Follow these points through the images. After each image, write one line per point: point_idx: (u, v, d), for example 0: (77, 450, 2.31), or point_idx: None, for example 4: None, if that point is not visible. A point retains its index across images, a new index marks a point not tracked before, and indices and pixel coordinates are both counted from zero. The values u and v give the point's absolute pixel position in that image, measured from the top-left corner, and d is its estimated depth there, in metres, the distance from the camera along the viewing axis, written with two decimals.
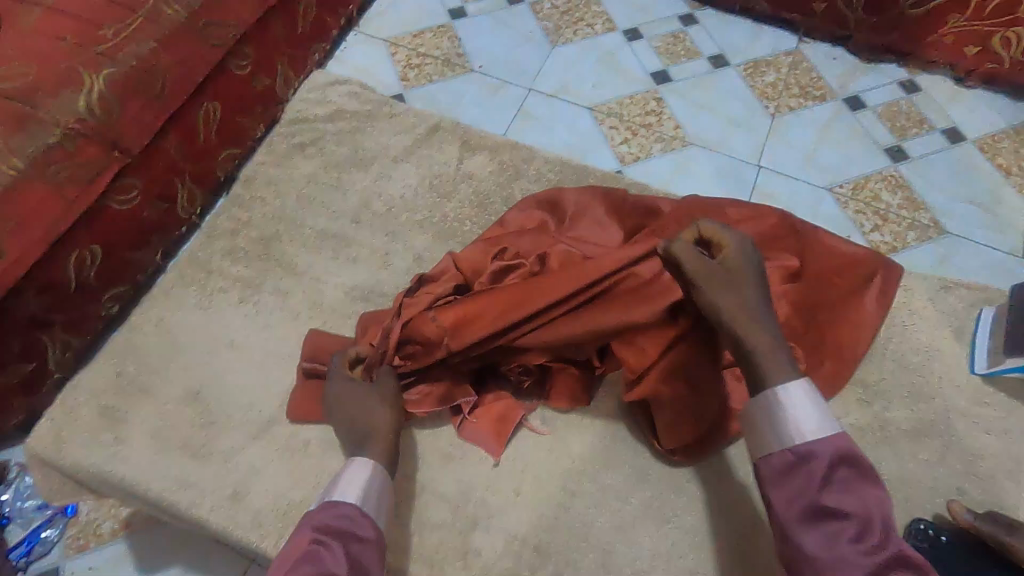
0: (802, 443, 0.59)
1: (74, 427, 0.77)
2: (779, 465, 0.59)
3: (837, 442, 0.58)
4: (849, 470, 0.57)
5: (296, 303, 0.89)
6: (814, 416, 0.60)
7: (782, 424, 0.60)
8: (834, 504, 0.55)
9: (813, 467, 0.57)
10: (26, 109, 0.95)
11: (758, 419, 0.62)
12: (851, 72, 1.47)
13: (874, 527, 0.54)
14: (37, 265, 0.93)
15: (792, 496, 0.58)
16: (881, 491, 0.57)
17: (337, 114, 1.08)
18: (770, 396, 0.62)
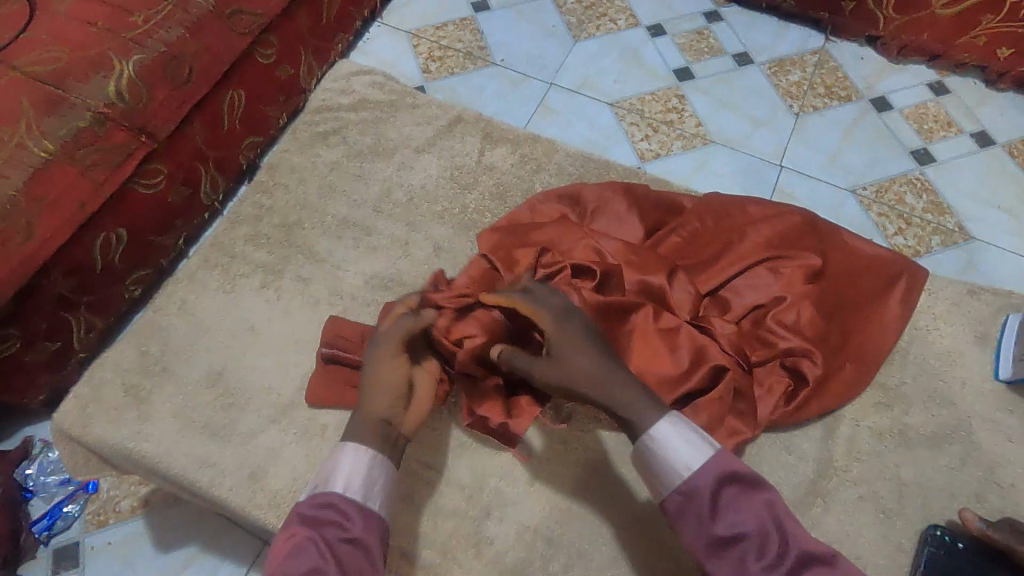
0: (684, 482, 0.61)
1: (100, 404, 0.79)
2: (675, 508, 0.61)
3: (713, 466, 0.61)
4: (735, 486, 0.60)
5: (317, 289, 0.90)
6: (688, 445, 0.62)
7: (663, 467, 0.62)
8: (728, 530, 0.58)
9: (701, 502, 0.60)
10: (58, 93, 0.96)
11: (645, 466, 0.64)
12: (878, 73, 1.44)
13: (771, 536, 0.58)
14: (64, 247, 0.95)
15: (695, 531, 0.60)
16: (768, 491, 0.61)
17: (361, 104, 1.09)
18: (646, 443, 0.63)
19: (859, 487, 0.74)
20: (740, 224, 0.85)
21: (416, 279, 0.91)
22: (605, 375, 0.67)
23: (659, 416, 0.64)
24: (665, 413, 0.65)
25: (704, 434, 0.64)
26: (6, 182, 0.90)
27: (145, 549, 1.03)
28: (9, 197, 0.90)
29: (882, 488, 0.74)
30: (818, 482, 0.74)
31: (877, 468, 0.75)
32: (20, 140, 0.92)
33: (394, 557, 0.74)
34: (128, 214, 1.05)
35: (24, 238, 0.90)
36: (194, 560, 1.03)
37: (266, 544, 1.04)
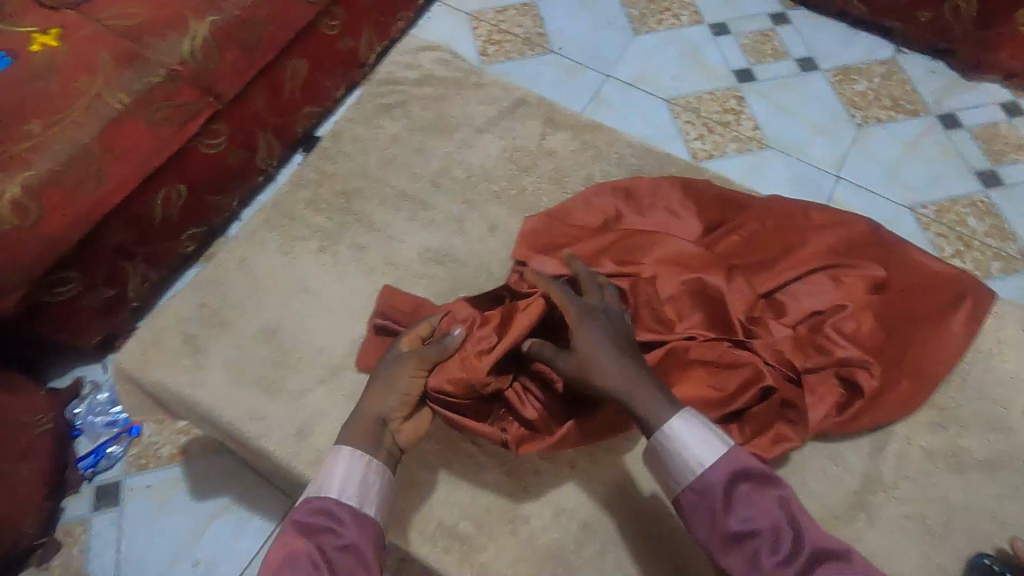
0: (697, 478, 0.61)
1: (159, 350, 0.83)
2: (689, 504, 0.62)
3: (726, 460, 0.61)
4: (747, 482, 0.60)
5: (371, 258, 0.92)
6: (700, 441, 0.62)
7: (677, 464, 0.62)
8: (740, 525, 0.58)
9: (713, 498, 0.60)
10: (134, 47, 0.97)
11: (657, 463, 0.64)
12: (949, 88, 1.39)
13: (783, 532, 0.57)
14: (129, 197, 0.98)
15: (708, 527, 0.60)
16: (780, 486, 0.60)
17: (426, 79, 1.11)
18: (657, 439, 0.64)
19: (904, 505, 0.73)
20: (802, 230, 0.83)
21: (469, 255, 0.92)
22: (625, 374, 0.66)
23: (672, 412, 0.64)
24: (677, 408, 0.65)
25: (718, 429, 0.64)
26: (81, 130, 0.91)
27: (180, 495, 1.07)
28: (83, 144, 0.91)
29: (930, 509, 0.72)
30: (862, 495, 0.73)
31: (925, 489, 0.73)
32: (97, 91, 0.93)
33: (430, 524, 0.75)
34: (190, 171, 1.08)
35: (94, 186, 0.92)
36: (226, 511, 1.06)
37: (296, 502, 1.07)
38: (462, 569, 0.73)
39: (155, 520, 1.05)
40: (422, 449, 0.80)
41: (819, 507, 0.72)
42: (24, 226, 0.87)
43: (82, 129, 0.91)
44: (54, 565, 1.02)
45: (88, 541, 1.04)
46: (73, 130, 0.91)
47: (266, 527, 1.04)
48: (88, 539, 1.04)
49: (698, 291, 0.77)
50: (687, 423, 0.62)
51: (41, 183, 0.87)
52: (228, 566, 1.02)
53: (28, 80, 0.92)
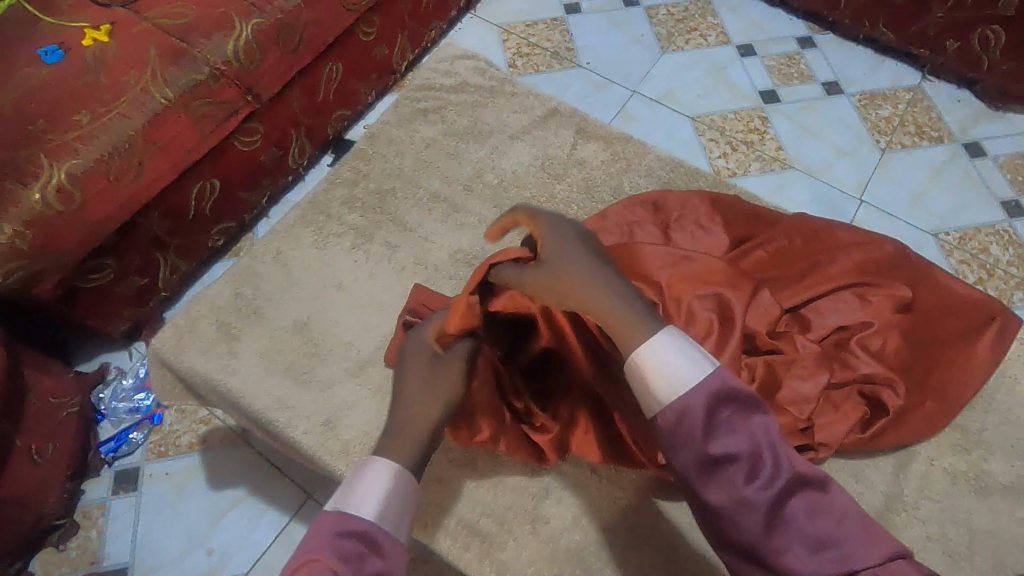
0: (678, 397, 0.55)
1: (194, 337, 0.86)
2: (665, 426, 0.55)
3: (709, 382, 0.55)
4: (732, 406, 0.55)
5: (403, 257, 0.95)
6: (686, 360, 0.56)
7: (655, 381, 0.56)
8: (721, 450, 0.53)
9: (695, 420, 0.54)
10: (182, 45, 1.01)
11: (635, 385, 0.58)
12: (975, 117, 1.39)
13: (764, 458, 0.53)
14: (166, 188, 1.01)
15: (685, 451, 0.54)
16: (764, 412, 0.56)
17: (460, 87, 1.14)
18: (637, 359, 0.57)
19: (927, 526, 0.73)
20: (828, 247, 0.83)
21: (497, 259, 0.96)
22: (603, 295, 0.62)
23: (658, 331, 0.59)
24: (661, 327, 0.59)
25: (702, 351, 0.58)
26: (127, 122, 0.94)
27: (198, 484, 1.08)
28: (129, 136, 0.94)
29: (952, 531, 0.72)
30: (884, 513, 0.73)
31: (947, 510, 0.73)
32: (144, 85, 0.97)
33: (451, 519, 0.77)
34: (227, 166, 1.11)
35: (135, 176, 0.95)
36: (242, 501, 1.06)
37: (311, 496, 1.07)
38: (481, 565, 0.74)
39: (173, 507, 1.06)
40: (447, 445, 0.81)
41: None
42: (69, 211, 0.90)
43: (128, 120, 0.94)
44: (72, 547, 1.03)
45: (105, 524, 1.05)
46: (120, 121, 0.94)
47: (281, 520, 1.05)
48: (105, 522, 1.05)
49: (716, 309, 0.74)
50: (670, 344, 0.56)
51: (87, 171, 0.91)
52: (241, 556, 1.02)
53: (79, 73, 0.96)
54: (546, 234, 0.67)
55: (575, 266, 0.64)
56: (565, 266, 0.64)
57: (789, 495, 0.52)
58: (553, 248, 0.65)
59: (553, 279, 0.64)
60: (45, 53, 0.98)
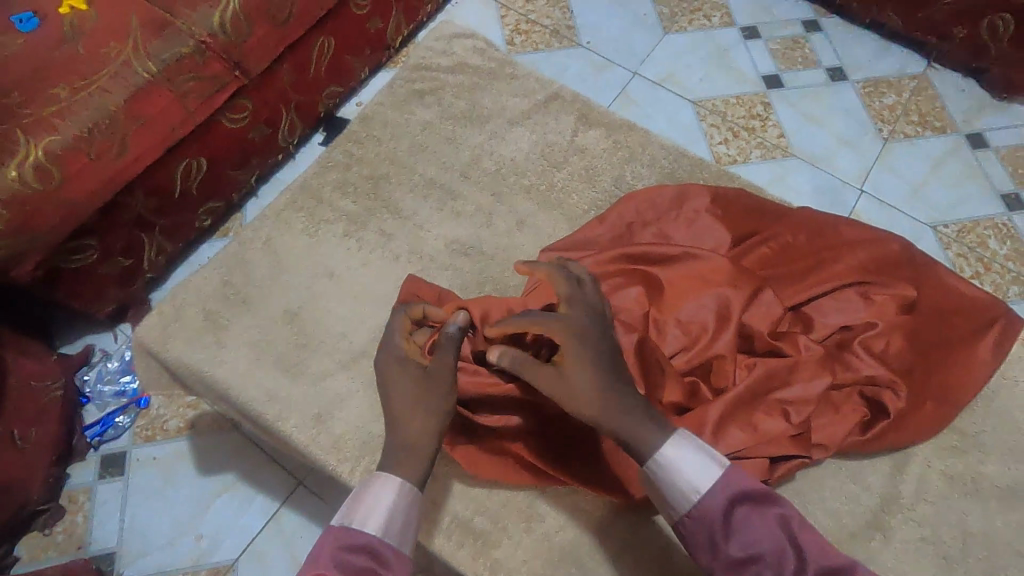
0: (694, 504, 0.57)
1: (181, 325, 0.84)
2: (689, 531, 0.58)
3: (718, 484, 0.57)
4: (747, 503, 0.56)
5: (396, 246, 0.93)
6: (694, 464, 0.58)
7: (670, 488, 0.59)
8: (742, 551, 0.54)
9: (712, 524, 0.56)
10: (165, 16, 0.95)
11: (655, 491, 0.60)
12: (979, 108, 1.37)
13: (786, 552, 0.53)
14: (150, 166, 0.96)
15: (711, 553, 0.56)
16: (780, 504, 0.57)
17: (458, 67, 1.10)
18: (653, 467, 0.60)
19: (921, 528, 0.73)
20: (833, 246, 0.82)
21: (494, 250, 0.94)
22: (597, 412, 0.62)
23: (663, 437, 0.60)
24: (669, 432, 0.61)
25: (711, 450, 0.60)
26: (108, 97, 0.89)
27: (187, 470, 1.05)
28: (109, 112, 0.89)
29: (947, 535, 0.72)
30: (880, 515, 0.73)
31: (943, 512, 0.73)
32: (126, 57, 0.92)
33: (444, 516, 0.76)
34: (212, 145, 1.06)
35: (117, 154, 0.90)
36: (231, 487, 1.04)
37: (301, 483, 1.05)
38: (474, 563, 0.73)
39: (160, 492, 1.04)
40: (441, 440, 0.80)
41: (835, 525, 0.72)
42: (46, 191, 0.85)
43: (108, 96, 0.89)
44: (58, 531, 1.01)
45: (92, 509, 1.02)
46: (100, 96, 0.89)
47: (270, 507, 1.03)
48: (92, 507, 1.03)
49: (716, 310, 0.75)
50: (676, 445, 0.59)
51: (66, 148, 0.86)
52: (229, 544, 1.00)
53: (56, 44, 0.91)
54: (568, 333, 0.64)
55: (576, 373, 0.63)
56: (573, 376, 0.63)
57: None
58: (573, 352, 0.64)
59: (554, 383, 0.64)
60: (19, 20, 0.92)
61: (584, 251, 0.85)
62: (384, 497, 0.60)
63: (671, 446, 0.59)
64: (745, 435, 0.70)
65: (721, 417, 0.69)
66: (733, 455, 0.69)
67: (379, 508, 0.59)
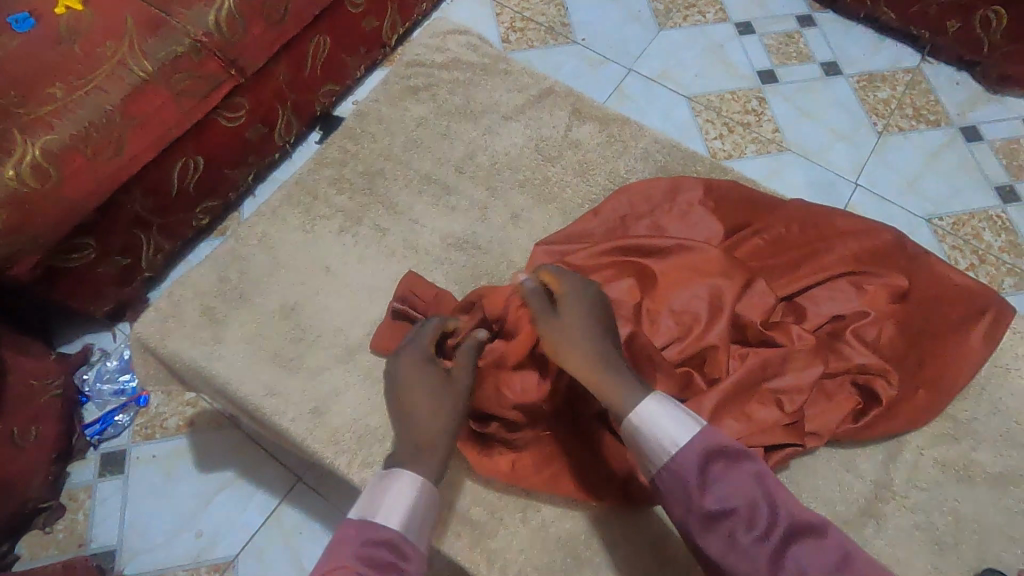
0: (670, 458, 0.58)
1: (179, 321, 0.85)
2: (664, 485, 0.58)
3: (694, 441, 0.58)
4: (722, 460, 0.57)
5: (392, 241, 0.94)
6: (672, 420, 0.59)
7: (648, 443, 0.59)
8: (717, 504, 0.55)
9: (688, 478, 0.57)
10: (161, 15, 0.96)
11: (633, 446, 0.61)
12: (973, 101, 1.37)
13: (760, 509, 0.54)
14: (148, 165, 0.97)
15: (685, 508, 0.57)
16: (754, 461, 0.57)
17: (453, 64, 1.10)
18: (631, 423, 0.61)
19: (915, 515, 0.73)
20: (825, 237, 0.83)
21: (490, 243, 0.94)
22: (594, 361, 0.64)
23: (645, 394, 0.62)
24: (647, 391, 0.62)
25: (689, 408, 0.61)
26: (104, 97, 0.90)
27: (186, 467, 1.06)
28: (106, 111, 0.90)
29: (940, 521, 0.73)
30: (873, 502, 0.74)
31: (936, 499, 0.74)
32: (122, 57, 0.92)
33: (441, 508, 0.76)
34: (209, 143, 1.06)
35: (114, 153, 0.91)
36: (230, 484, 1.05)
37: (300, 479, 1.05)
38: (472, 554, 0.74)
39: (160, 490, 1.04)
40: None
41: (829, 512, 0.73)
42: (44, 190, 0.86)
43: (105, 95, 0.90)
44: (59, 529, 1.01)
45: (92, 507, 1.03)
46: (97, 95, 0.90)
47: (269, 503, 1.03)
48: (92, 505, 1.03)
49: (709, 301, 0.75)
50: (655, 404, 0.59)
51: (63, 148, 0.87)
52: (229, 540, 1.01)
53: (52, 44, 0.92)
54: (569, 285, 0.69)
55: (574, 318, 0.67)
56: (574, 322, 0.66)
57: (792, 545, 0.53)
58: (575, 303, 0.67)
59: (554, 327, 0.66)
60: (15, 21, 0.93)
61: (577, 245, 0.86)
62: (407, 495, 0.59)
63: (648, 403, 0.61)
64: (738, 422, 0.70)
65: (715, 406, 0.70)
66: None
67: (400, 505, 0.58)
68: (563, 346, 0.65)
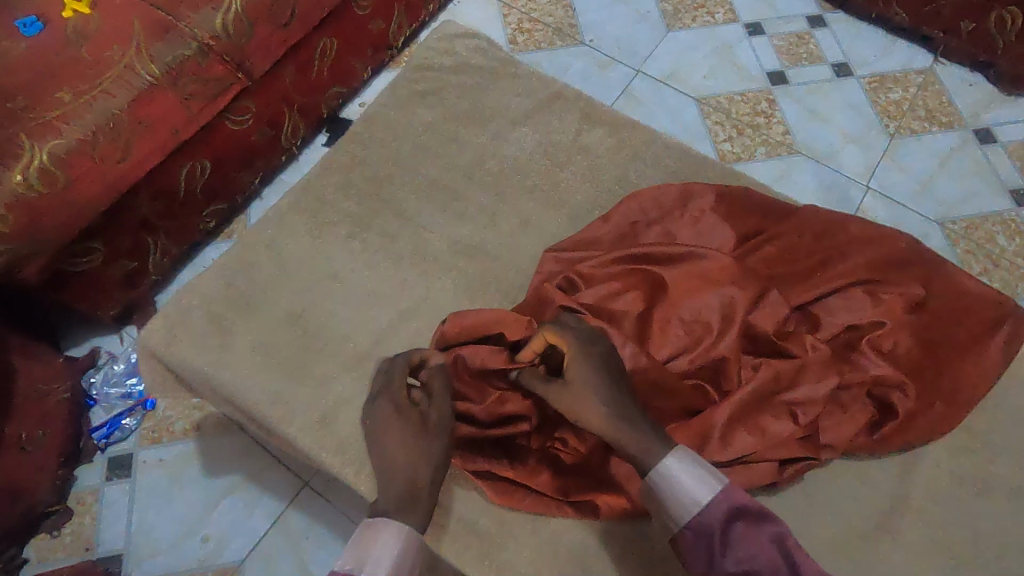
0: (693, 518, 0.57)
1: (187, 326, 0.85)
2: (685, 543, 0.58)
3: (718, 501, 0.57)
4: (744, 519, 0.57)
5: (400, 248, 0.93)
6: (695, 479, 0.58)
7: (671, 499, 0.58)
8: (738, 567, 0.55)
9: (709, 538, 0.56)
10: (168, 19, 0.95)
11: (655, 502, 0.60)
12: (986, 102, 1.35)
13: (781, 571, 0.54)
14: (155, 168, 0.96)
15: (705, 568, 0.57)
16: (778, 522, 0.57)
17: (461, 67, 1.10)
18: (655, 481, 0.59)
19: (931, 528, 0.72)
20: (839, 245, 0.81)
21: (499, 250, 0.93)
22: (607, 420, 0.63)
23: (666, 449, 0.60)
24: (670, 445, 0.60)
25: (712, 463, 0.60)
26: (111, 101, 0.89)
27: (192, 472, 1.05)
28: (113, 115, 0.89)
29: (957, 535, 0.72)
30: (889, 516, 0.73)
31: (953, 512, 0.73)
32: (129, 60, 0.92)
33: (450, 518, 0.76)
34: (216, 147, 1.05)
35: (120, 158, 0.90)
36: (236, 489, 1.04)
37: (307, 484, 1.05)
38: (482, 565, 0.74)
39: (167, 494, 1.04)
40: None
41: (843, 526, 0.72)
42: (52, 194, 0.85)
43: (112, 100, 0.89)
44: (66, 533, 1.01)
45: (99, 511, 1.03)
46: (103, 100, 0.89)
47: (277, 507, 1.03)
48: (98, 509, 1.03)
49: (721, 311, 0.74)
50: (681, 463, 0.58)
51: (70, 152, 0.86)
52: (236, 545, 1.01)
53: (59, 48, 0.91)
54: (577, 347, 0.67)
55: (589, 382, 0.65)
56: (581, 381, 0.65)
57: None
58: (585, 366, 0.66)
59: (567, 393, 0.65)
60: (23, 25, 0.93)
61: (581, 253, 0.85)
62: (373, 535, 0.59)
63: (672, 461, 0.59)
64: (750, 433, 0.69)
65: (728, 419, 0.69)
66: (739, 458, 0.68)
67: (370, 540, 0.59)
68: (576, 402, 0.64)
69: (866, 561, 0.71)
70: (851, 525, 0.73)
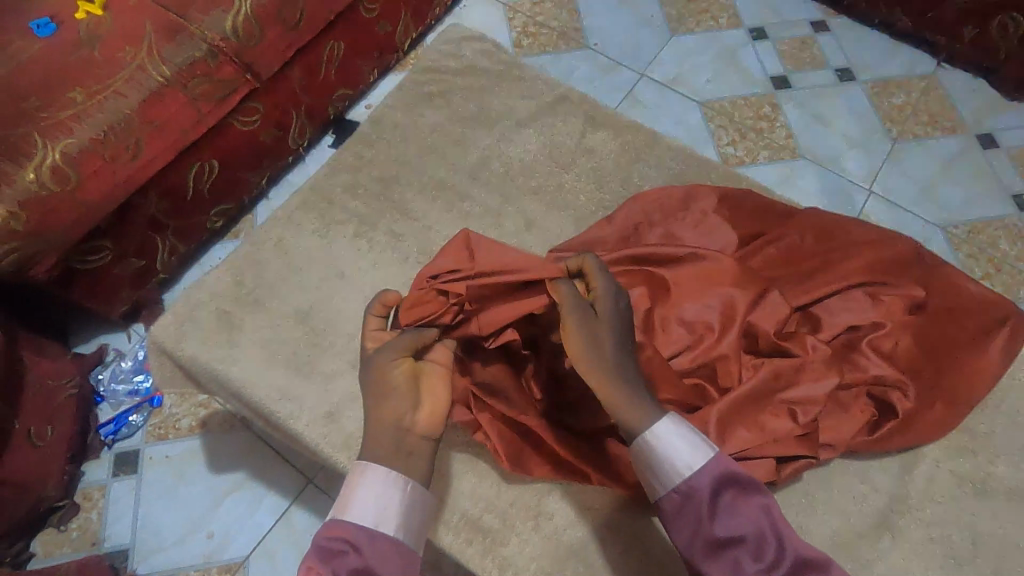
0: (683, 483, 0.59)
1: (195, 323, 0.86)
2: (671, 507, 0.59)
3: (709, 468, 0.58)
4: (733, 488, 0.59)
5: (406, 247, 0.94)
6: (688, 446, 0.59)
7: (662, 466, 0.60)
8: (725, 531, 0.56)
9: (698, 503, 0.58)
10: (179, 21, 0.97)
11: (643, 467, 0.61)
12: (989, 108, 1.36)
13: (767, 538, 0.56)
14: (163, 169, 0.97)
15: (692, 532, 0.58)
16: (765, 493, 0.59)
17: (467, 70, 1.11)
18: (646, 445, 0.60)
19: (930, 528, 0.73)
20: (841, 246, 0.82)
21: None
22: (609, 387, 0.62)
23: (659, 415, 0.61)
24: (663, 412, 0.62)
25: (702, 433, 0.62)
26: (123, 101, 0.91)
27: (198, 468, 1.07)
28: (125, 114, 0.91)
29: (956, 535, 0.72)
30: (888, 515, 0.74)
31: (952, 512, 0.73)
32: (141, 61, 0.93)
33: (454, 514, 0.77)
34: (224, 147, 1.07)
35: (131, 156, 0.92)
36: (242, 485, 1.05)
37: (311, 482, 1.06)
38: (485, 560, 0.75)
39: (173, 490, 1.05)
40: (451, 438, 0.81)
41: (843, 525, 0.73)
42: (63, 192, 0.87)
43: (124, 100, 0.91)
44: (73, 528, 1.02)
45: (106, 507, 1.04)
46: (115, 100, 0.90)
47: (281, 504, 1.04)
48: (105, 504, 1.04)
49: (722, 311, 0.75)
50: (675, 428, 0.59)
51: (81, 151, 0.88)
52: (241, 541, 1.02)
53: (72, 49, 0.93)
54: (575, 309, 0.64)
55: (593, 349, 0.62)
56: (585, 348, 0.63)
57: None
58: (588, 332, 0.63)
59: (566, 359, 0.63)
60: (37, 26, 0.94)
61: (584, 254, 0.86)
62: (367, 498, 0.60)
63: (664, 426, 0.60)
64: (750, 430, 0.70)
65: (728, 417, 0.69)
66: (739, 455, 0.69)
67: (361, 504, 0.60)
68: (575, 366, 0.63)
69: (866, 560, 0.71)
70: (851, 524, 0.73)
